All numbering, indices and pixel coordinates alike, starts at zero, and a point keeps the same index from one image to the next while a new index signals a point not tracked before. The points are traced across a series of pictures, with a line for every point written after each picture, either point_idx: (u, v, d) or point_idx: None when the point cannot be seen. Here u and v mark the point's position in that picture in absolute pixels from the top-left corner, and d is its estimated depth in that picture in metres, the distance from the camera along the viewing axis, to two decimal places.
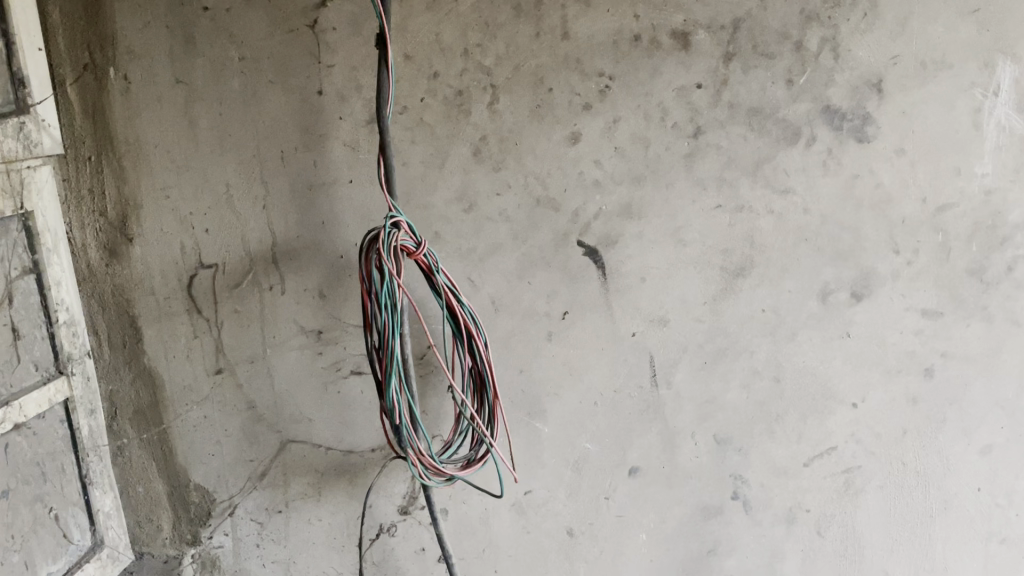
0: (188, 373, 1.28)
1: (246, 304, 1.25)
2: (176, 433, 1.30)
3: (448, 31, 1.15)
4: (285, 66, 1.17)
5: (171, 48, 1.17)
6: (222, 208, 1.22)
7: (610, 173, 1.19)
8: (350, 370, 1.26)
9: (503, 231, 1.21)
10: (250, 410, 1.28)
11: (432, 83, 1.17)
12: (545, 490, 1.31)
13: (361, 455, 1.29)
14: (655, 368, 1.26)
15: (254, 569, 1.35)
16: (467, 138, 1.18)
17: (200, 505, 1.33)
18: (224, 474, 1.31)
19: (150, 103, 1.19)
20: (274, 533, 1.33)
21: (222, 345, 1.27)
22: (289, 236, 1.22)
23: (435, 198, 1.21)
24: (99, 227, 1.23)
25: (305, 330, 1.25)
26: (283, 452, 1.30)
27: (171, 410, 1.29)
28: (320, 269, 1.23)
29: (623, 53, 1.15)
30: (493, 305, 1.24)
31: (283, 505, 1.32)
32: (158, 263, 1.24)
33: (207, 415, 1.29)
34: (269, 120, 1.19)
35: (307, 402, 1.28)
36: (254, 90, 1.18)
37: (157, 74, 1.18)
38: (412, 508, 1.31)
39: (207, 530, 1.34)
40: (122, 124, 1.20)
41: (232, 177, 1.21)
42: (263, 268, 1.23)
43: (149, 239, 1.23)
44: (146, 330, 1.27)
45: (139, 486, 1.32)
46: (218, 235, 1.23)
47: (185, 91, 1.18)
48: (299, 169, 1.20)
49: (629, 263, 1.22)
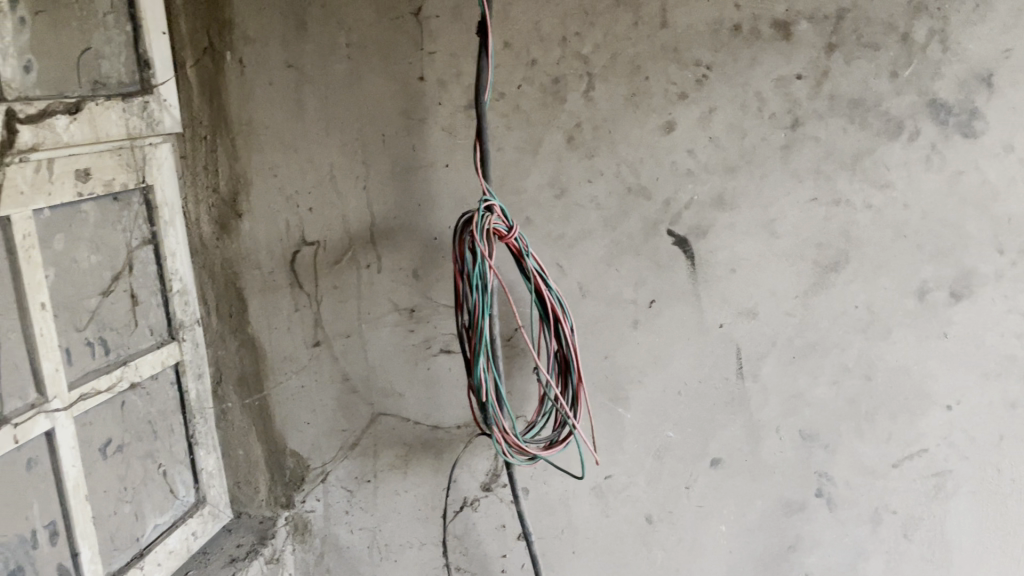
0: (288, 344, 1.34)
1: (345, 280, 1.30)
2: (275, 400, 1.37)
3: (547, 20, 1.17)
4: (390, 52, 1.21)
5: (283, 34, 1.22)
6: (325, 187, 1.27)
7: (703, 162, 1.19)
8: (440, 348, 1.30)
9: (594, 218, 1.23)
10: (344, 381, 1.34)
11: (530, 71, 1.19)
12: (625, 475, 1.32)
13: (448, 431, 1.33)
14: (741, 361, 1.25)
15: (341, 535, 1.41)
16: (562, 125, 1.20)
17: (295, 470, 1.39)
18: (318, 441, 1.37)
19: (262, 86, 1.25)
20: (363, 502, 1.39)
21: (320, 318, 1.33)
22: (387, 216, 1.27)
23: (527, 183, 1.23)
24: (212, 202, 1.30)
25: (398, 308, 1.30)
26: (374, 423, 1.35)
27: (272, 378, 1.36)
28: (415, 249, 1.27)
29: (722, 42, 1.15)
30: (580, 291, 1.26)
31: (372, 474, 1.37)
32: (265, 238, 1.31)
33: (304, 385, 1.35)
34: (372, 104, 1.23)
35: (398, 376, 1.33)
36: (360, 74, 1.22)
37: (269, 58, 1.24)
38: (495, 485, 1.34)
39: (301, 495, 1.40)
40: (235, 105, 1.26)
41: (336, 159, 1.26)
42: (361, 247, 1.29)
43: (257, 215, 1.30)
44: (250, 301, 1.34)
45: (239, 449, 1.39)
46: (321, 213, 1.28)
47: (295, 74, 1.24)
48: (399, 152, 1.24)
49: (719, 253, 1.22)
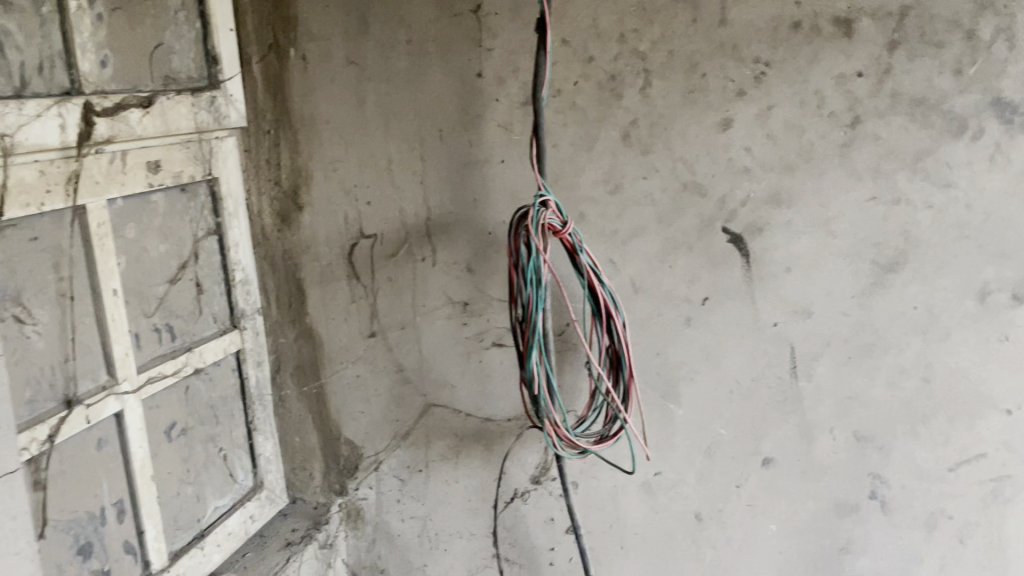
0: (344, 334, 1.38)
1: (400, 273, 1.33)
2: (331, 389, 1.40)
3: (605, 17, 1.18)
4: (449, 49, 1.23)
5: (346, 31, 1.25)
6: (383, 182, 1.30)
7: (760, 160, 1.19)
8: (492, 341, 1.32)
9: (648, 214, 1.24)
10: (398, 372, 1.37)
11: (587, 68, 1.20)
12: (675, 472, 1.32)
13: (499, 423, 1.35)
14: (795, 360, 1.25)
15: (393, 523, 1.44)
16: (618, 122, 1.21)
17: (349, 458, 1.42)
18: (372, 430, 1.40)
19: (324, 82, 1.28)
20: (414, 491, 1.41)
21: (376, 310, 1.35)
22: (443, 210, 1.29)
23: (582, 179, 1.24)
24: (274, 195, 1.34)
25: (452, 301, 1.32)
26: (426, 414, 1.37)
27: (328, 367, 1.40)
28: (469, 243, 1.29)
29: (781, 39, 1.14)
30: (633, 287, 1.27)
31: (424, 464, 1.40)
32: (324, 231, 1.34)
33: (359, 374, 1.38)
34: (431, 100, 1.25)
35: (451, 368, 1.35)
36: (419, 70, 1.24)
37: (331, 54, 1.27)
38: (544, 478, 1.35)
39: (354, 483, 1.43)
40: (298, 100, 1.30)
41: (394, 154, 1.29)
42: (417, 241, 1.31)
43: (318, 208, 1.33)
44: (309, 292, 1.37)
45: (296, 435, 1.43)
46: (378, 207, 1.31)
47: (356, 71, 1.26)
48: (455, 148, 1.26)
49: (775, 252, 1.21)
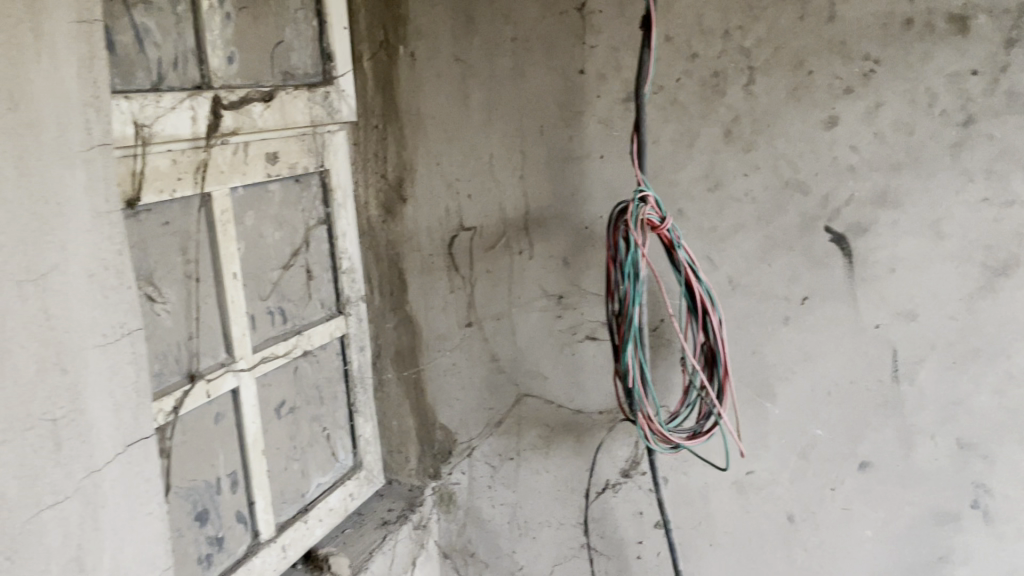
0: (442, 323, 1.42)
1: (498, 265, 1.36)
2: (428, 375, 1.45)
3: (710, 14, 1.18)
4: (552, 46, 1.24)
5: (453, 28, 1.29)
6: (484, 176, 1.33)
7: (866, 159, 1.17)
8: (586, 335, 1.33)
9: (748, 212, 1.23)
10: (493, 362, 1.40)
11: (690, 64, 1.21)
12: (768, 472, 1.32)
13: (590, 416, 1.36)
14: (897, 363, 1.22)
15: (484, 508, 1.47)
16: (720, 119, 1.21)
17: (444, 443, 1.47)
18: (466, 417, 1.44)
19: (431, 78, 1.32)
20: (506, 479, 1.45)
21: (473, 300, 1.39)
22: (541, 205, 1.31)
23: (681, 176, 1.25)
24: (380, 187, 1.40)
25: (547, 294, 1.34)
26: (519, 404, 1.40)
27: (426, 354, 1.44)
28: (567, 238, 1.30)
29: (892, 36, 1.12)
30: (730, 284, 1.27)
31: (515, 453, 1.43)
32: (426, 223, 1.38)
33: (455, 362, 1.43)
34: (533, 96, 1.28)
35: (544, 359, 1.37)
36: (522, 67, 1.27)
37: (439, 51, 1.31)
38: (634, 472, 1.35)
39: (448, 467, 1.48)
40: (406, 96, 1.34)
41: (496, 149, 1.32)
42: (515, 234, 1.34)
43: (421, 200, 1.38)
44: (410, 281, 1.42)
45: (393, 419, 1.48)
46: (479, 201, 1.35)
47: (461, 67, 1.30)
48: (556, 143, 1.28)
49: (879, 252, 1.19)
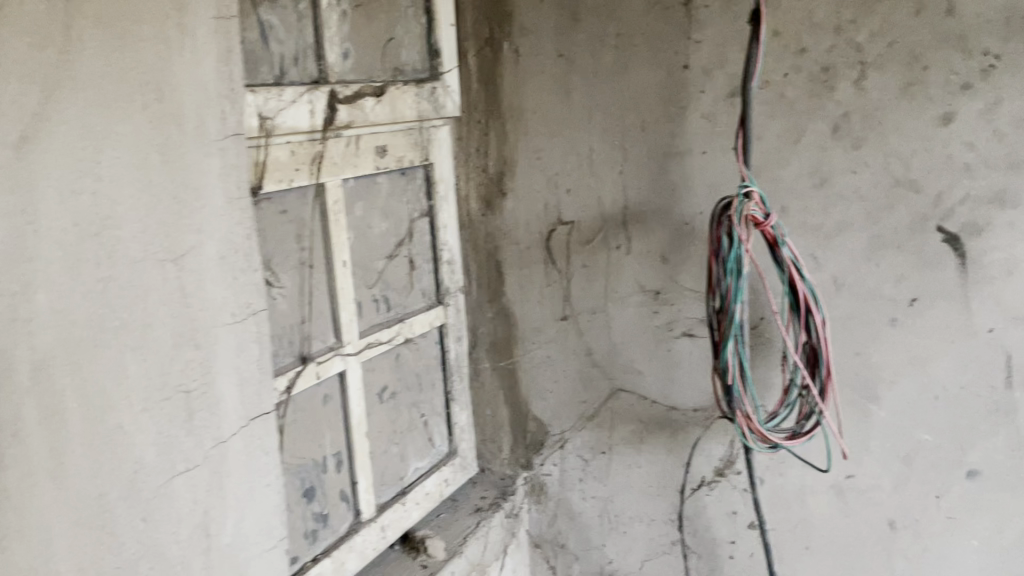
0: (538, 316, 1.44)
1: (594, 260, 1.37)
2: (522, 367, 1.47)
3: (821, 8, 1.17)
4: (656, 41, 1.25)
5: (558, 24, 1.31)
6: (583, 171, 1.35)
7: (983, 157, 1.13)
8: (683, 331, 1.33)
9: (855, 210, 1.21)
10: (588, 356, 1.41)
11: (799, 60, 1.19)
12: (869, 477, 1.29)
13: (685, 413, 1.36)
14: (1011, 369, 1.17)
15: (574, 501, 1.49)
16: (828, 114, 1.19)
17: (536, 434, 1.49)
18: (559, 409, 1.46)
19: (534, 74, 1.34)
20: (597, 472, 1.45)
21: (569, 294, 1.40)
22: (640, 200, 1.31)
23: (786, 172, 1.24)
24: (481, 181, 1.42)
25: (644, 289, 1.34)
26: (613, 398, 1.41)
27: (521, 346, 1.46)
28: (666, 233, 1.30)
29: (1015, 30, 1.08)
30: (834, 284, 1.24)
31: (607, 447, 1.44)
32: (524, 217, 1.40)
33: (550, 355, 1.44)
34: (635, 92, 1.28)
35: (640, 355, 1.37)
36: (626, 63, 1.28)
37: (543, 47, 1.33)
38: (728, 471, 1.35)
39: (540, 458, 1.49)
40: (509, 91, 1.37)
41: (596, 143, 1.33)
42: (613, 229, 1.34)
43: (520, 194, 1.40)
44: (507, 274, 1.44)
45: (487, 409, 1.51)
46: (578, 195, 1.36)
47: (565, 63, 1.32)
48: (657, 139, 1.28)
49: (995, 253, 1.15)
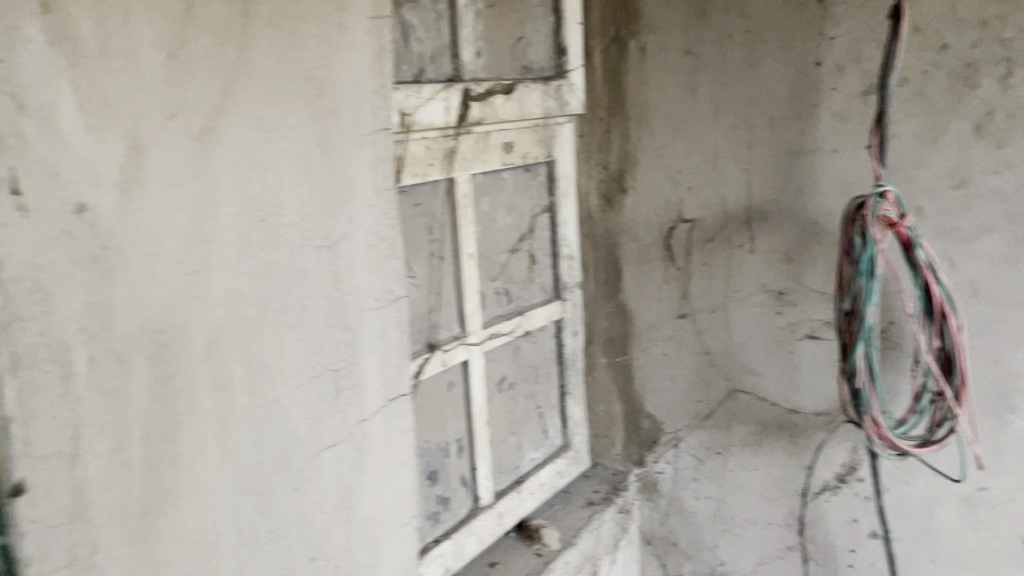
0: (655, 313, 1.44)
1: (715, 258, 1.36)
2: (638, 364, 1.48)
3: (965, 3, 1.13)
4: (788, 38, 1.23)
5: (686, 22, 1.31)
6: (707, 168, 1.34)
7: None
8: (806, 333, 1.30)
9: (997, 212, 1.16)
10: (705, 355, 1.41)
11: (939, 56, 1.16)
12: (1002, 491, 1.21)
13: (805, 416, 1.34)
14: None
15: (687, 500, 1.48)
16: (970, 113, 1.15)
17: (650, 431, 1.49)
18: (674, 407, 1.46)
19: (660, 71, 1.35)
20: (712, 473, 1.45)
21: (689, 292, 1.40)
22: (765, 199, 1.30)
23: (922, 172, 1.20)
24: (602, 178, 1.44)
25: (767, 289, 1.32)
26: (730, 399, 1.40)
27: (637, 343, 1.47)
28: (792, 233, 1.28)
29: None
30: (972, 289, 1.20)
31: (723, 447, 1.43)
32: (644, 214, 1.41)
33: (666, 353, 1.44)
34: (764, 89, 1.27)
35: (759, 355, 1.36)
36: (755, 60, 1.26)
37: (670, 45, 1.33)
38: (850, 478, 1.32)
39: (653, 456, 1.50)
40: (633, 89, 1.37)
41: (721, 141, 1.32)
42: (736, 227, 1.33)
43: (641, 192, 1.41)
44: (625, 270, 1.45)
45: (601, 404, 1.53)
46: (700, 193, 1.36)
47: (691, 61, 1.32)
48: (785, 137, 1.26)
49: None
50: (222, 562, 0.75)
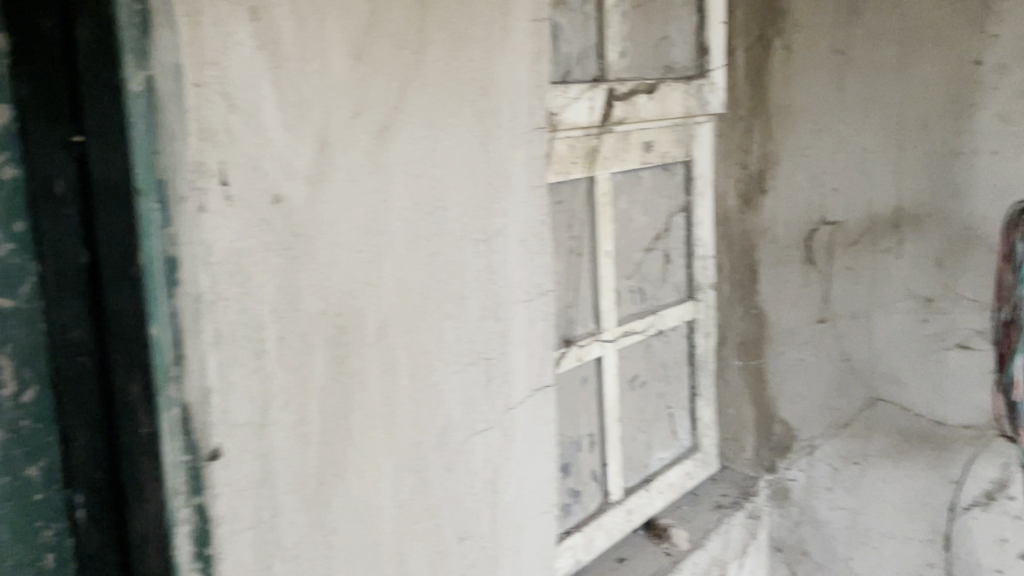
0: (793, 317, 1.42)
1: (859, 262, 1.33)
2: (771, 368, 1.46)
3: None
4: (946, 35, 1.19)
5: (835, 20, 1.28)
6: (853, 169, 1.31)
7: None
8: (956, 343, 1.25)
9: None
10: (845, 362, 1.38)
11: None
12: None
13: (952, 429, 1.28)
14: None
15: (821, 509, 1.45)
16: None
17: (782, 438, 1.47)
18: (809, 414, 1.43)
19: (806, 71, 1.32)
20: (848, 482, 1.41)
21: (829, 296, 1.37)
22: (916, 202, 1.26)
23: None
24: (741, 178, 1.42)
25: (915, 295, 1.28)
26: (871, 407, 1.36)
27: (771, 347, 1.45)
28: (944, 238, 1.24)
29: None
30: None
31: (861, 457, 1.39)
32: (785, 216, 1.39)
33: (803, 358, 1.42)
34: (918, 88, 1.23)
35: (904, 364, 1.32)
36: (909, 58, 1.23)
37: (817, 43, 1.31)
38: (1000, 496, 1.25)
39: (785, 462, 1.47)
40: (777, 89, 1.36)
41: (869, 142, 1.29)
42: (884, 231, 1.30)
43: (782, 193, 1.39)
44: (762, 273, 1.43)
45: (731, 407, 1.52)
46: (845, 195, 1.33)
47: (840, 59, 1.29)
48: (940, 138, 1.22)
49: None
50: (384, 532, 0.81)
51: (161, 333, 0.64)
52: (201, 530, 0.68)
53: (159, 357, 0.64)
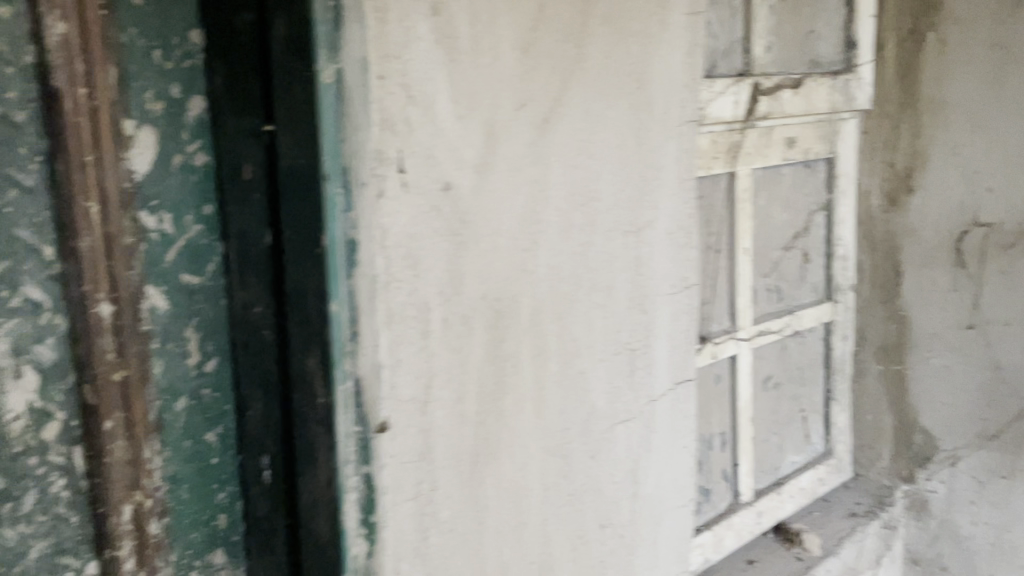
0: (939, 320, 1.40)
1: (1015, 266, 1.29)
2: (912, 374, 1.44)
3: None
4: None
5: (996, 13, 1.27)
6: (1012, 169, 1.28)
7: None
8: None
9: None
10: (994, 370, 1.34)
11: None
12: None
13: None
14: None
15: (962, 523, 1.42)
16: None
17: (922, 448, 1.45)
18: (953, 423, 1.40)
19: (962, 66, 1.31)
20: (994, 496, 1.38)
21: (979, 301, 1.34)
22: None
23: None
24: (887, 176, 1.43)
25: None
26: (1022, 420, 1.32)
27: (913, 353, 1.44)
28: None
29: None
30: None
31: (1008, 471, 1.35)
32: (933, 215, 1.38)
33: (948, 364, 1.40)
34: None
35: None
36: None
37: (975, 38, 1.29)
38: None
39: (925, 473, 1.45)
40: (929, 84, 1.36)
41: None
42: None
43: (931, 192, 1.37)
44: (907, 274, 1.43)
45: (868, 414, 1.52)
46: (1000, 195, 1.30)
47: (1000, 53, 1.27)
48: None
49: None
50: (531, 512, 0.85)
51: (340, 310, 0.69)
52: (367, 499, 0.73)
53: (335, 332, 0.69)
